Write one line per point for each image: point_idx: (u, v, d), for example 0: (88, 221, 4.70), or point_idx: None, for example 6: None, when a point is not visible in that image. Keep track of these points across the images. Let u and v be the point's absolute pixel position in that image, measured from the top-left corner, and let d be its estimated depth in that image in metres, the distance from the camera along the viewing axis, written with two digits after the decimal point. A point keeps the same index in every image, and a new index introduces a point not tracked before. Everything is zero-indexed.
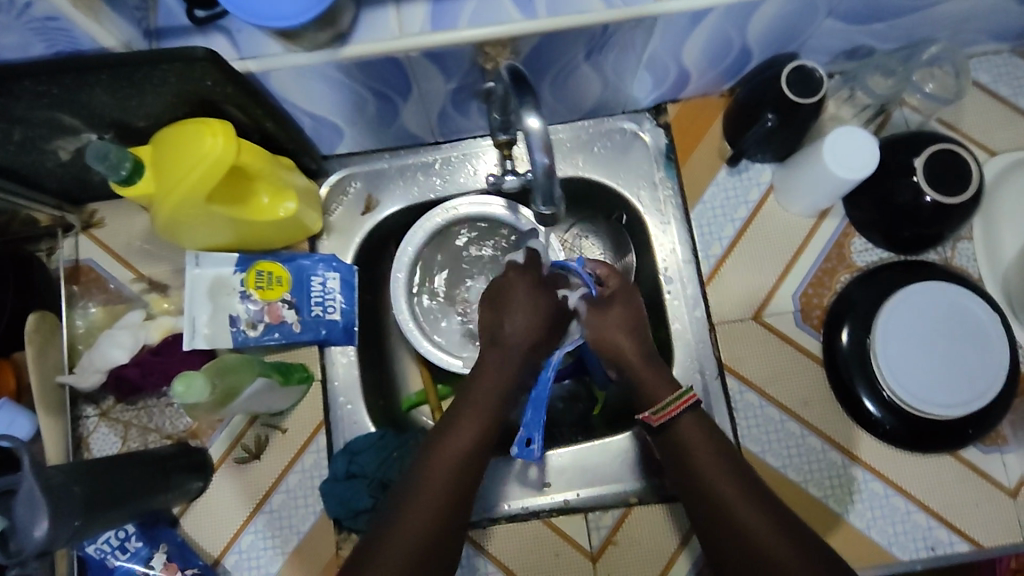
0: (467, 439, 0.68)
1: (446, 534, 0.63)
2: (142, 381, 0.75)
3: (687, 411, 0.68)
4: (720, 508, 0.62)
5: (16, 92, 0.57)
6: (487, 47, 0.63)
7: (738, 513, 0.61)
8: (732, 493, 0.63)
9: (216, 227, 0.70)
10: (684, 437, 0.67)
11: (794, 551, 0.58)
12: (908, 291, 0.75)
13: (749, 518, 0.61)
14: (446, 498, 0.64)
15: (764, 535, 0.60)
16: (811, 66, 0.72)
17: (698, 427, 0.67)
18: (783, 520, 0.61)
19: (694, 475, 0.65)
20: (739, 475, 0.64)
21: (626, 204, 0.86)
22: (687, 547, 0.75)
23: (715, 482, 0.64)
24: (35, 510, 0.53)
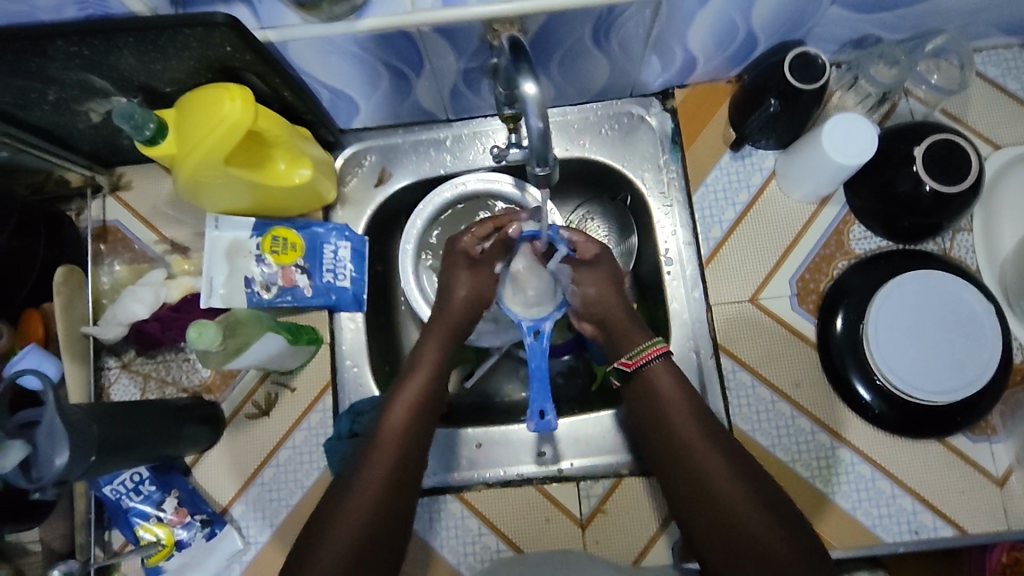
0: (418, 392, 0.74)
1: (407, 483, 0.69)
2: (162, 335, 0.80)
3: (659, 359, 0.72)
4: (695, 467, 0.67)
5: (51, 52, 0.61)
6: (495, 24, 0.65)
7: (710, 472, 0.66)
8: (697, 441, 0.67)
9: (234, 191, 0.73)
10: (656, 385, 0.71)
11: (761, 510, 0.64)
12: (902, 279, 0.76)
13: (722, 477, 0.65)
14: (405, 450, 0.70)
15: (733, 493, 0.65)
16: (813, 53, 0.74)
17: (671, 379, 0.71)
18: (750, 477, 0.66)
19: (670, 432, 0.69)
20: (711, 433, 0.68)
21: (630, 186, 0.88)
22: (666, 529, 0.77)
23: (689, 441, 0.68)
24: (56, 441, 0.57)
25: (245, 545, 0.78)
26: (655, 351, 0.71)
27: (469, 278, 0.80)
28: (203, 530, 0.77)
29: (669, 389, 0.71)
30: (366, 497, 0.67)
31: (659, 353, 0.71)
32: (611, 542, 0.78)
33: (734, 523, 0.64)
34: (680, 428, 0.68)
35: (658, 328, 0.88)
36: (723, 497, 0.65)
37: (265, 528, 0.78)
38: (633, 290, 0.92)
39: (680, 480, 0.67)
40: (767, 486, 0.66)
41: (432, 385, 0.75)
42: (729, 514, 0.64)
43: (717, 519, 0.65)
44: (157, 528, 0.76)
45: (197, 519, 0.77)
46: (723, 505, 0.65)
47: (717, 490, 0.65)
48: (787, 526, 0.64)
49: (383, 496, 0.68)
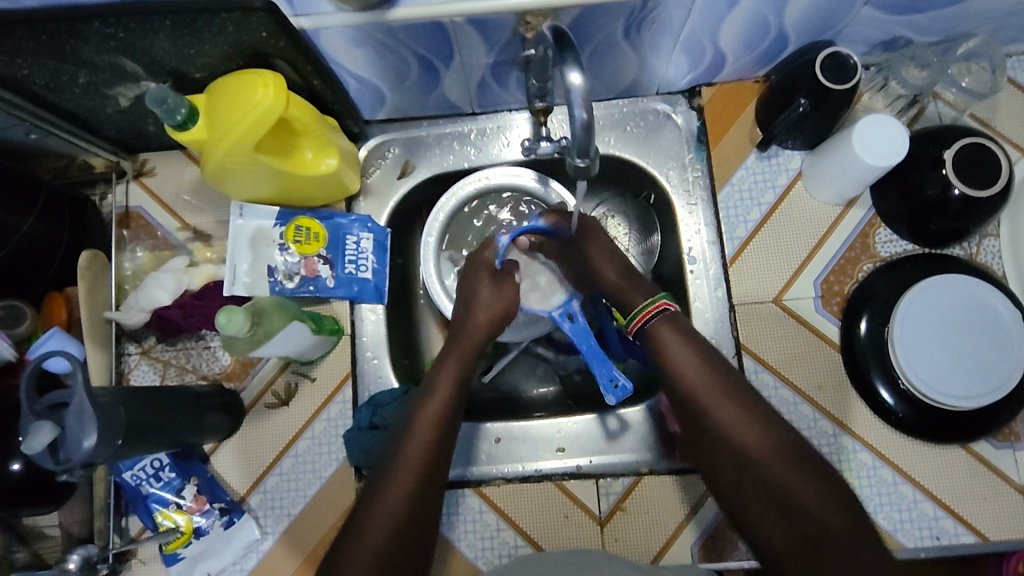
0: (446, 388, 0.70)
1: (440, 481, 0.65)
2: (184, 322, 0.79)
3: (661, 317, 0.70)
4: (727, 438, 0.63)
5: (86, 33, 0.61)
6: (529, 16, 0.65)
7: (742, 440, 0.62)
8: (712, 397, 0.65)
9: (261, 179, 0.73)
10: (663, 343, 0.68)
11: (801, 473, 0.60)
12: (929, 282, 0.76)
13: (757, 446, 0.62)
14: (439, 446, 0.66)
15: (773, 460, 0.61)
16: (845, 53, 0.73)
17: (688, 344, 0.68)
18: (786, 440, 0.62)
19: (696, 402, 0.65)
20: (740, 399, 0.64)
21: (655, 183, 0.88)
22: (695, 516, 0.77)
23: (717, 411, 0.64)
24: (85, 423, 0.57)
25: (263, 535, 0.78)
26: (655, 308, 0.70)
27: (491, 292, 0.77)
28: (221, 518, 0.77)
29: (675, 346, 0.68)
30: (400, 491, 0.62)
31: (658, 310, 0.70)
32: (631, 540, 0.77)
33: (779, 494, 0.59)
34: (704, 396, 0.65)
35: None
36: (761, 467, 0.61)
37: (282, 519, 0.78)
38: None
39: (718, 453, 0.64)
40: (810, 453, 0.62)
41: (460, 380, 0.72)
42: (772, 484, 0.60)
43: (760, 490, 0.61)
44: (175, 515, 0.76)
45: (216, 507, 0.77)
46: (764, 476, 0.60)
47: (754, 459, 0.61)
48: (829, 488, 0.59)
49: (420, 492, 0.63)
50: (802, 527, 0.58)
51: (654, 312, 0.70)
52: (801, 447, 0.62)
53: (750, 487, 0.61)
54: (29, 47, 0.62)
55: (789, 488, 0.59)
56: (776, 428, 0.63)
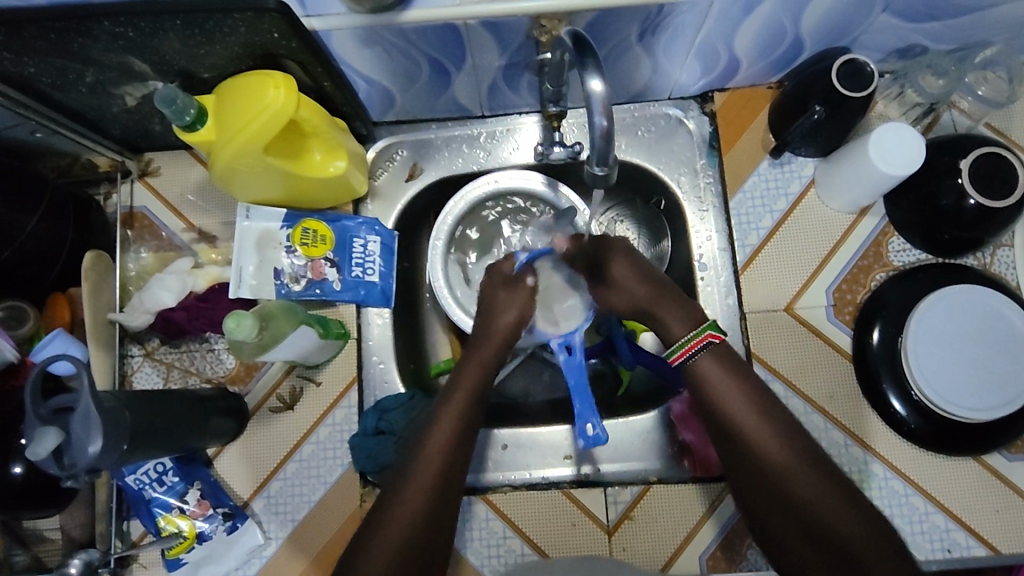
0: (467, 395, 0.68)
1: (456, 488, 0.63)
2: (188, 324, 0.78)
3: (706, 351, 0.65)
4: (774, 477, 0.60)
5: (95, 32, 0.60)
6: (544, 20, 0.64)
7: (791, 481, 0.59)
8: (761, 440, 0.61)
9: (269, 180, 0.72)
10: (707, 378, 0.64)
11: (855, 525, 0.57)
12: (944, 292, 0.75)
13: (807, 488, 0.59)
14: (457, 454, 0.65)
15: (823, 504, 0.58)
16: (863, 61, 0.72)
17: (729, 371, 0.64)
18: (839, 487, 0.59)
19: (737, 432, 0.62)
20: (787, 436, 0.61)
21: (665, 189, 0.87)
22: (714, 512, 0.76)
23: (766, 454, 0.60)
24: (90, 428, 0.56)
25: (266, 540, 0.77)
26: (700, 343, 0.64)
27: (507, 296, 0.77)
28: (225, 523, 0.75)
29: (720, 382, 0.64)
30: (415, 500, 0.61)
31: (703, 344, 0.64)
32: (638, 549, 0.76)
33: (830, 541, 0.57)
34: (749, 431, 0.61)
35: None
36: (811, 512, 0.58)
37: (287, 524, 0.77)
38: None
39: (764, 497, 0.60)
40: (862, 497, 0.59)
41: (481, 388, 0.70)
42: (823, 530, 0.57)
43: (808, 534, 0.58)
44: (179, 520, 0.75)
45: (219, 511, 0.76)
46: (812, 520, 0.58)
47: (804, 501, 0.58)
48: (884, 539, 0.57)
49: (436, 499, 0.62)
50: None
51: (699, 342, 0.65)
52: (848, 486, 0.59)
53: (798, 530, 0.58)
54: (36, 45, 0.61)
55: (840, 535, 0.57)
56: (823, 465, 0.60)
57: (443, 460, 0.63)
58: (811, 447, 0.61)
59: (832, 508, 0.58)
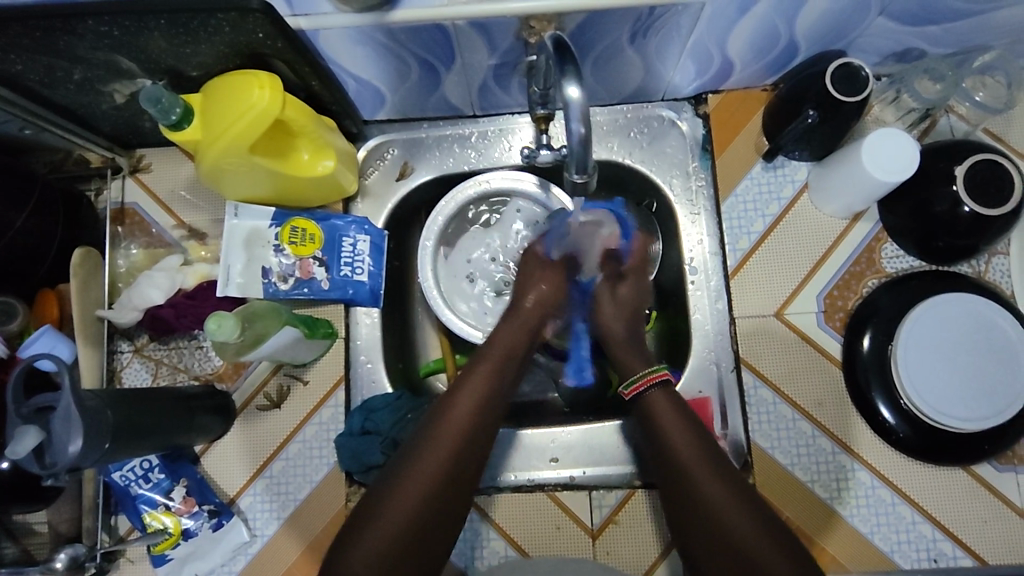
0: (458, 421, 0.65)
1: (446, 504, 0.62)
2: (176, 322, 0.79)
3: (656, 388, 0.69)
4: (719, 512, 0.60)
5: (81, 31, 0.60)
6: (533, 21, 0.63)
7: (731, 521, 0.59)
8: (693, 468, 0.63)
9: (256, 180, 0.72)
10: (654, 412, 0.68)
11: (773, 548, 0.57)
12: (935, 300, 0.74)
13: (752, 532, 0.58)
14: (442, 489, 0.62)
15: (761, 545, 0.57)
16: (858, 64, 0.71)
17: (674, 407, 0.67)
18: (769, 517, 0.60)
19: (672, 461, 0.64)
20: (727, 477, 0.62)
21: (657, 192, 0.86)
22: (668, 556, 0.76)
23: (698, 480, 0.62)
24: (71, 428, 0.56)
25: (252, 537, 0.77)
26: (653, 378, 0.69)
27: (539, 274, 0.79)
28: (210, 521, 0.76)
29: (665, 414, 0.67)
30: (405, 513, 0.60)
31: (658, 380, 0.69)
32: (622, 553, 0.76)
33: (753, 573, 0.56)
34: (692, 465, 0.63)
35: (677, 337, 0.86)
36: (733, 539, 0.58)
37: (272, 522, 0.77)
38: (653, 297, 0.91)
39: (692, 522, 0.61)
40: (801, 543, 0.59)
41: (480, 415, 0.67)
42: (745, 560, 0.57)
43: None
44: (164, 517, 0.76)
45: (205, 509, 0.76)
46: (749, 560, 0.57)
47: (734, 535, 0.59)
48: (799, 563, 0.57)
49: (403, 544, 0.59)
50: None
51: (652, 379, 0.69)
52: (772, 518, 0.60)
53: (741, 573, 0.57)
54: (22, 44, 0.61)
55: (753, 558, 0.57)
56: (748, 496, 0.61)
57: (423, 495, 0.61)
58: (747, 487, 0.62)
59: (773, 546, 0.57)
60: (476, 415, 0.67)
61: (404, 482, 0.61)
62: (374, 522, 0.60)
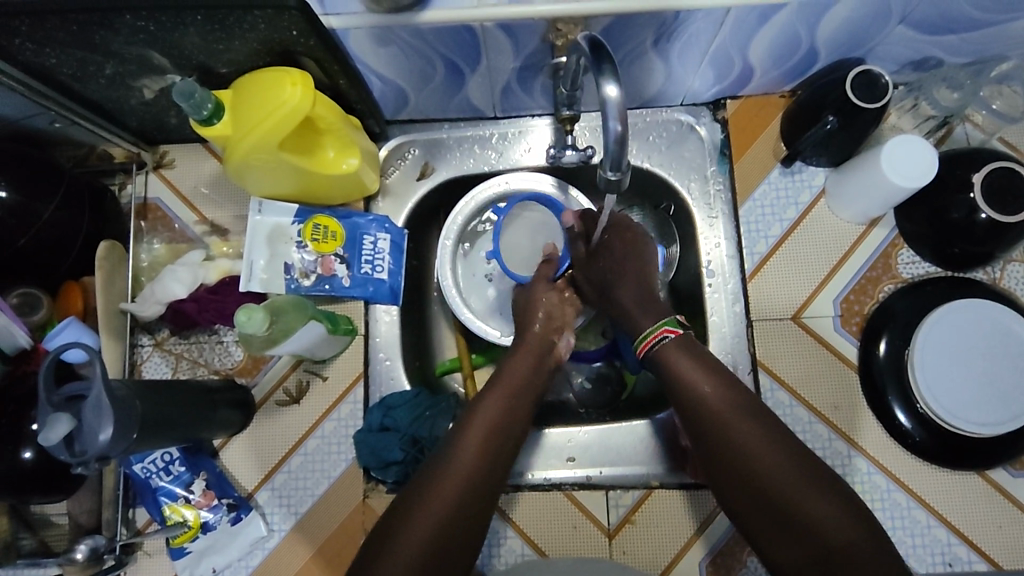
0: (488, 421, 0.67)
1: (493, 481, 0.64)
2: (199, 316, 0.79)
3: (669, 339, 0.70)
4: (762, 483, 0.61)
5: (117, 25, 0.60)
6: (559, 24, 0.64)
7: (764, 472, 0.61)
8: (720, 420, 0.64)
9: (282, 176, 0.73)
10: (670, 362, 0.68)
11: (811, 490, 0.59)
12: (951, 306, 0.75)
13: (785, 480, 0.60)
14: (478, 483, 0.63)
15: (799, 491, 0.59)
16: (877, 72, 0.72)
17: (690, 357, 0.68)
18: (802, 461, 0.61)
19: (700, 413, 0.65)
20: (755, 421, 0.63)
21: (675, 195, 0.87)
22: (712, 523, 0.77)
23: (729, 429, 0.63)
24: (102, 416, 0.57)
25: (269, 532, 0.78)
26: (661, 333, 0.70)
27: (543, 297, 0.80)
28: (229, 514, 0.76)
29: (683, 365, 0.68)
30: (456, 480, 0.63)
31: (663, 336, 0.70)
32: (639, 553, 0.77)
33: (795, 519, 0.59)
34: (725, 425, 0.64)
35: None
36: (768, 487, 0.60)
37: (290, 516, 0.78)
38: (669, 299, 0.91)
39: (730, 473, 0.63)
40: (860, 503, 0.60)
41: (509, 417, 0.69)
42: (784, 506, 0.59)
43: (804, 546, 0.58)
44: (184, 510, 0.76)
45: (224, 502, 0.76)
46: (789, 508, 0.59)
47: (769, 484, 0.60)
48: (839, 500, 0.59)
49: (455, 511, 0.62)
50: (817, 540, 0.58)
51: (661, 334, 0.70)
52: (806, 460, 0.61)
53: (790, 541, 0.59)
54: (58, 37, 0.62)
55: (792, 506, 0.59)
56: (780, 438, 0.62)
57: (461, 491, 0.62)
58: (779, 429, 0.63)
59: (823, 513, 0.58)
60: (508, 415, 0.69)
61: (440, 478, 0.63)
62: (411, 518, 0.61)
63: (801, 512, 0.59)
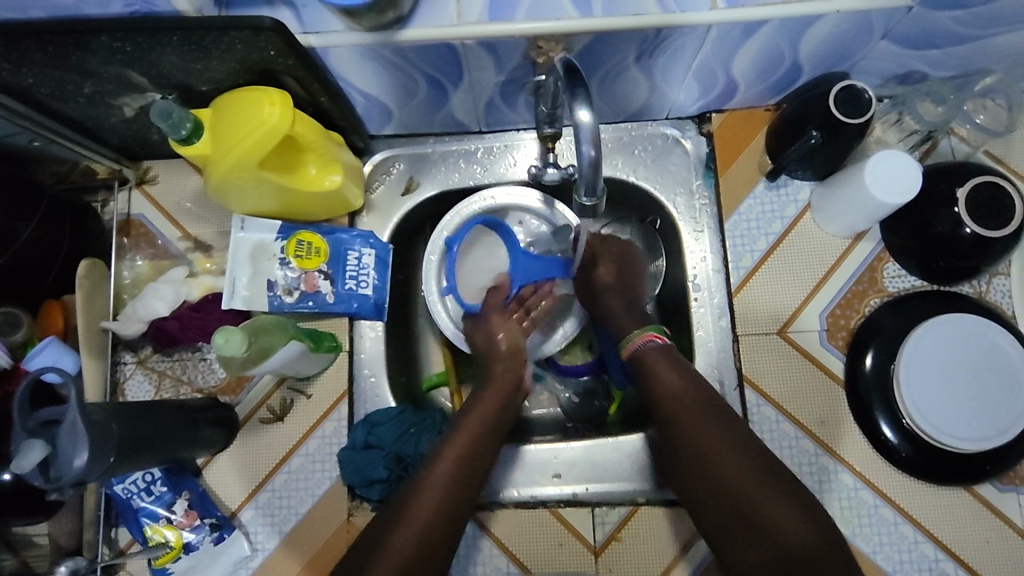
0: (465, 445, 0.68)
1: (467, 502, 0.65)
2: (181, 333, 0.78)
3: (652, 347, 0.71)
4: (740, 496, 0.60)
5: (94, 47, 0.60)
6: (540, 42, 0.64)
7: (737, 483, 0.61)
8: (697, 430, 0.65)
9: (264, 193, 0.72)
10: (652, 370, 0.69)
11: (783, 502, 0.59)
12: (937, 320, 0.74)
13: (757, 492, 0.60)
14: (451, 505, 0.64)
15: (768, 503, 0.59)
16: (861, 87, 0.72)
17: (672, 366, 0.69)
18: (776, 474, 0.61)
19: (678, 423, 0.66)
20: (731, 432, 0.64)
21: (661, 209, 0.87)
22: (690, 548, 0.76)
23: (702, 440, 0.64)
24: (77, 440, 0.56)
25: (253, 551, 0.77)
26: (646, 338, 0.71)
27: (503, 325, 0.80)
28: (212, 534, 0.76)
29: (665, 373, 0.69)
30: (433, 499, 0.63)
31: (649, 341, 0.71)
32: (625, 570, 0.77)
33: (764, 529, 0.58)
34: (699, 436, 0.64)
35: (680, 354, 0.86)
36: (740, 498, 0.60)
37: (273, 536, 0.77)
38: (657, 313, 0.91)
39: (706, 484, 0.63)
40: (826, 519, 0.59)
41: (482, 440, 0.69)
42: (750, 515, 0.59)
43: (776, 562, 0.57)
44: (166, 530, 0.75)
45: (206, 522, 0.76)
46: (755, 518, 0.59)
47: (740, 494, 0.60)
48: (808, 515, 0.59)
49: (431, 529, 0.62)
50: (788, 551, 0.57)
51: (645, 340, 0.71)
52: (779, 475, 0.61)
53: (760, 558, 0.58)
54: (34, 58, 0.61)
55: (761, 518, 0.59)
56: (753, 452, 0.63)
57: (435, 512, 0.63)
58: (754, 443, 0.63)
59: (799, 532, 0.57)
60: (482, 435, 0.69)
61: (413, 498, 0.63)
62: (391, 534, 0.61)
63: (769, 522, 0.58)
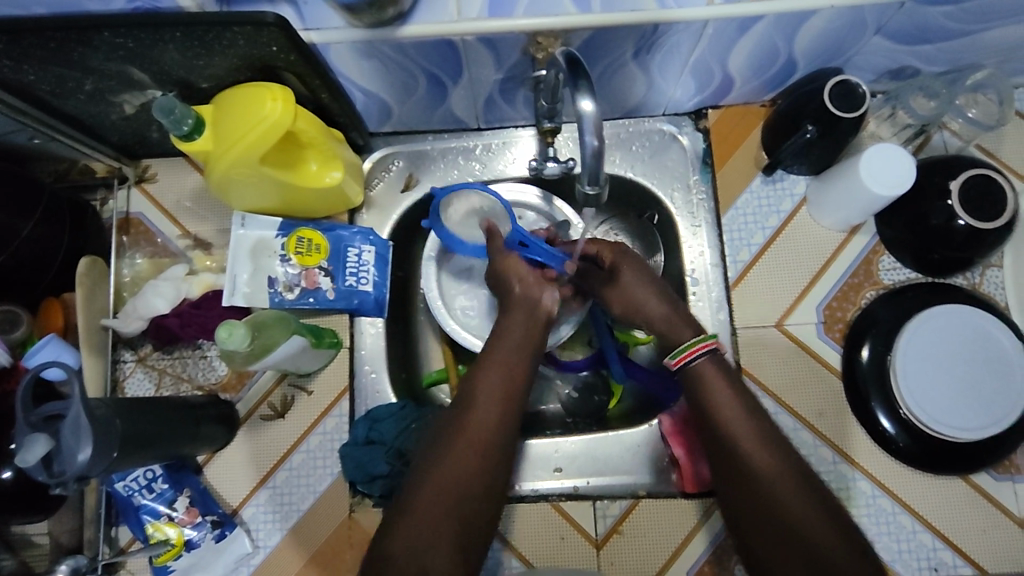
0: (482, 442, 0.62)
1: (489, 494, 0.61)
2: (181, 331, 0.78)
3: (706, 356, 0.67)
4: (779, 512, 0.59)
5: (96, 42, 0.60)
6: (540, 37, 0.65)
7: (781, 502, 0.59)
8: (746, 445, 0.62)
9: (264, 189, 0.73)
10: (702, 381, 0.66)
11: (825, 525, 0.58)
12: (931, 312, 0.75)
13: (801, 515, 0.58)
14: (470, 497, 0.59)
15: (811, 526, 0.58)
16: (855, 81, 0.73)
17: (724, 379, 0.66)
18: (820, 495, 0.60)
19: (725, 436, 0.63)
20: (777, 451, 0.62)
21: (658, 204, 0.88)
22: (709, 518, 0.77)
23: (751, 454, 0.62)
24: (80, 435, 0.56)
25: (255, 548, 0.77)
26: (702, 348, 0.67)
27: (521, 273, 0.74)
28: (213, 531, 0.75)
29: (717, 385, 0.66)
30: (450, 491, 0.59)
31: (706, 349, 0.67)
32: (627, 563, 0.77)
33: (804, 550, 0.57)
34: (746, 451, 0.62)
35: None
36: (784, 517, 0.59)
37: (275, 532, 0.77)
38: None
39: (746, 499, 0.61)
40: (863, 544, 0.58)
41: (502, 420, 0.64)
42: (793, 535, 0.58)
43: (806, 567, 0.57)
44: (167, 528, 0.75)
45: (208, 519, 0.76)
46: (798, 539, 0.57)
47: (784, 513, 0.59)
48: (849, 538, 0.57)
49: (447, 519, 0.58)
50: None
51: (702, 347, 0.67)
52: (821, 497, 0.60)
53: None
54: (36, 54, 0.61)
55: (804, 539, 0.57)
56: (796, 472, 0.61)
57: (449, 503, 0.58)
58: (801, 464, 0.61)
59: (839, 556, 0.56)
60: (497, 426, 0.63)
61: (422, 495, 0.59)
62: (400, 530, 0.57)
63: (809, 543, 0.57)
